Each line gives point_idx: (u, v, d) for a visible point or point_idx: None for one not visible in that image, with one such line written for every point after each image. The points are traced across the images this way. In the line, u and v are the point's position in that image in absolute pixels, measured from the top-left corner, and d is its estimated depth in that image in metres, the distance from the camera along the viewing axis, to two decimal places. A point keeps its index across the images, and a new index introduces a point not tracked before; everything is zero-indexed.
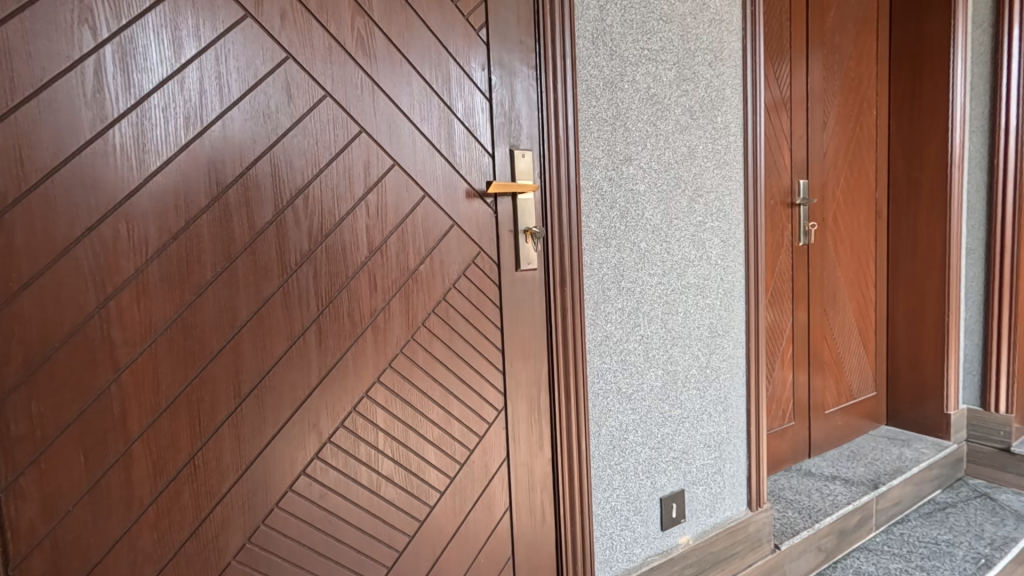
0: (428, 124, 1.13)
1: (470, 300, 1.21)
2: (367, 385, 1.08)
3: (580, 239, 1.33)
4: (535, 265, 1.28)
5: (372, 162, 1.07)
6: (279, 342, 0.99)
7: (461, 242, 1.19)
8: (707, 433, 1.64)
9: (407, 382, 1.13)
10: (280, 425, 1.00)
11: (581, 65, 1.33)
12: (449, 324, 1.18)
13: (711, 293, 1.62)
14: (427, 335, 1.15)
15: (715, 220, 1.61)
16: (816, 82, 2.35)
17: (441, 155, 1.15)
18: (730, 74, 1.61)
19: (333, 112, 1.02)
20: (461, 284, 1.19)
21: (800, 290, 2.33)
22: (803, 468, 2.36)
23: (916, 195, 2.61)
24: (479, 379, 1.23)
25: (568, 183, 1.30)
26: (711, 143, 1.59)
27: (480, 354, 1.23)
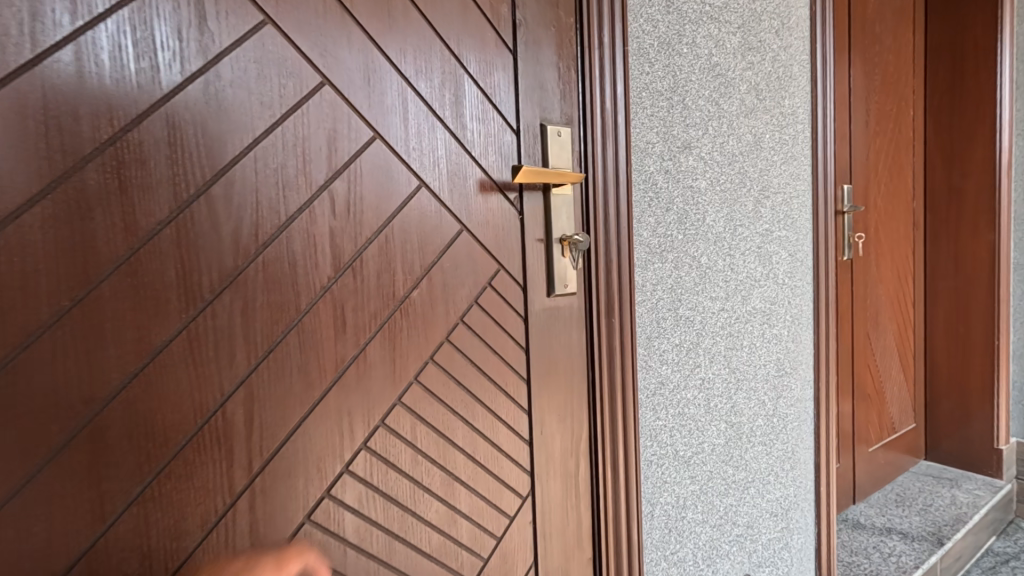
0: (427, 80, 0.76)
1: (485, 339, 0.83)
2: (329, 477, 0.69)
3: (629, 252, 0.97)
4: (573, 288, 0.92)
5: (340, 132, 0.69)
6: (181, 421, 0.59)
7: (473, 255, 0.81)
8: (774, 500, 1.29)
9: (391, 468, 0.74)
10: (181, 559, 0.60)
11: (632, 16, 0.98)
12: (453, 376, 0.80)
13: (779, 321, 1.28)
14: (421, 394, 0.77)
15: (782, 228, 1.27)
16: (858, 75, 2.07)
17: (445, 127, 0.78)
18: (798, 48, 1.30)
19: (277, 47, 0.64)
20: (471, 317, 0.81)
21: (844, 312, 2.02)
22: (850, 519, 2.03)
23: (960, 203, 2.34)
24: (497, 453, 0.85)
25: (614, 176, 0.95)
26: (779, 132, 1.26)
27: (498, 417, 0.85)
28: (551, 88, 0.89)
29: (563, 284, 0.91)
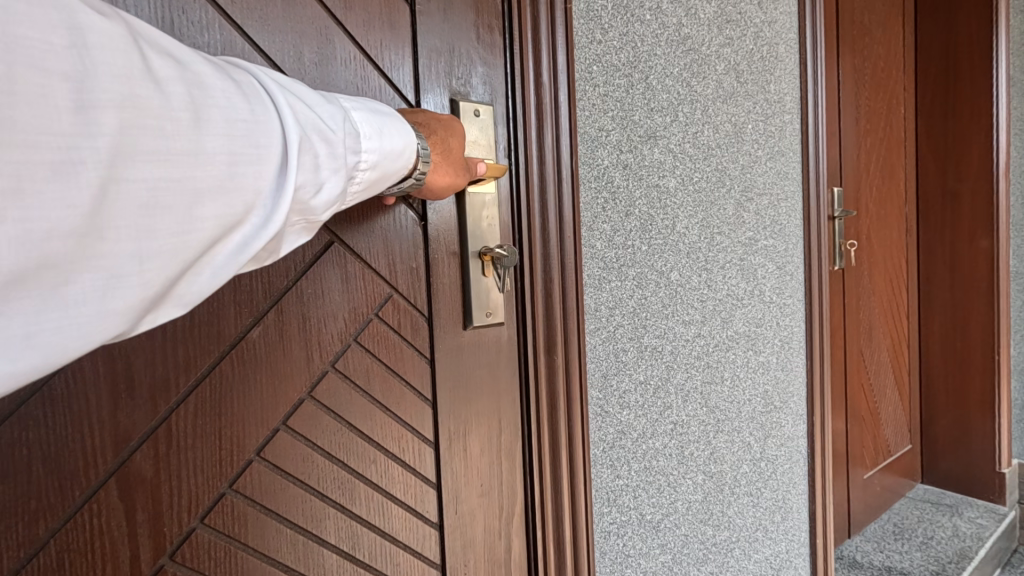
0: (275, 35, 0.58)
1: (364, 390, 0.66)
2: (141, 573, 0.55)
3: (572, 270, 0.78)
4: (497, 314, 0.74)
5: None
6: None
7: (355, 277, 0.64)
8: (762, 560, 1.08)
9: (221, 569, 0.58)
10: None
11: None
12: (314, 446, 0.63)
13: (766, 346, 1.07)
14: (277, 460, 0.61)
15: (769, 236, 1.07)
16: (847, 69, 1.89)
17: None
18: (784, 23, 1.10)
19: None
20: (344, 365, 0.64)
21: (836, 327, 1.83)
22: (846, 556, 1.84)
23: (955, 208, 2.18)
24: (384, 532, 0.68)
25: (549, 173, 0.76)
26: (762, 123, 1.06)
27: (382, 489, 0.68)
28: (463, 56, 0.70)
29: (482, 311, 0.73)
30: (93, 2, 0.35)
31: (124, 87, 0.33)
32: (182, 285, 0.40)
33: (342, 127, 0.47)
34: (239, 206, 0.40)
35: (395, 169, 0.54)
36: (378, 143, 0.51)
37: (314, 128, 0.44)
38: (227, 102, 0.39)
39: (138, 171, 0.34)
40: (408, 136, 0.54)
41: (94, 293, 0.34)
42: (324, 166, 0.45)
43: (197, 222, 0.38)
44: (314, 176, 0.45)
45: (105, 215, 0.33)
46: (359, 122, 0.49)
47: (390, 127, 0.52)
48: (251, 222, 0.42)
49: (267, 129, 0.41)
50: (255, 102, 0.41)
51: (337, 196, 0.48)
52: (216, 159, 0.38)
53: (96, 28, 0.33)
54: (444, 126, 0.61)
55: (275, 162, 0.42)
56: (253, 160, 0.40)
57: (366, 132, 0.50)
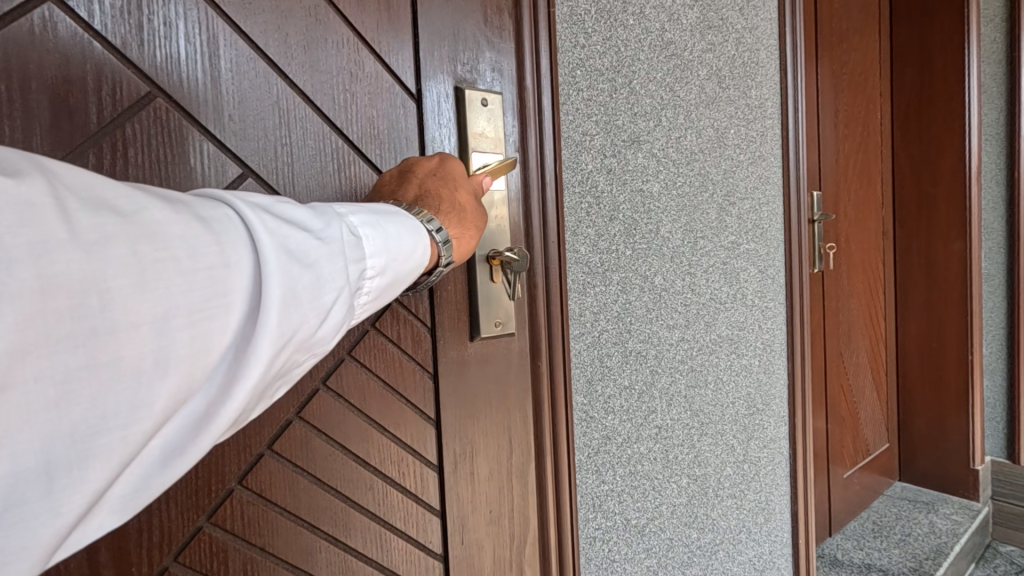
0: (262, 23, 0.60)
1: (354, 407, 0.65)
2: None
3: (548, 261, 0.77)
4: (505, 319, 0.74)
5: (85, 78, 0.52)
6: None
7: None
8: (746, 561, 1.09)
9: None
10: None
11: None
12: (297, 472, 0.62)
13: (749, 349, 1.08)
14: (265, 480, 0.60)
15: (751, 240, 1.08)
16: (825, 74, 1.93)
17: (283, 78, 0.61)
18: (765, 30, 1.11)
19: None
20: (336, 382, 0.64)
21: (817, 328, 1.86)
22: (828, 556, 1.85)
23: (931, 210, 2.23)
24: (375, 558, 0.68)
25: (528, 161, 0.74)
26: (744, 128, 1.07)
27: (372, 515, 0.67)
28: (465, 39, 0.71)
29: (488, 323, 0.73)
30: (6, 162, 0.32)
31: (32, 251, 0.30)
32: (137, 469, 0.37)
33: (337, 242, 0.45)
34: (198, 367, 0.37)
35: (404, 270, 0.53)
36: (378, 251, 0.49)
37: (300, 253, 0.42)
38: (186, 253, 0.36)
39: (58, 359, 0.31)
40: (417, 234, 0.53)
41: (11, 516, 0.30)
42: (318, 295, 0.43)
43: (140, 403, 0.34)
44: (310, 311, 0.42)
45: (11, 426, 0.29)
46: (357, 230, 0.48)
47: (397, 229, 0.51)
48: (211, 382, 0.39)
49: (236, 272, 0.39)
50: (222, 240, 0.39)
51: (342, 320, 0.46)
52: (165, 325, 0.35)
53: (1, 196, 0.30)
54: (440, 177, 0.62)
55: (245, 304, 0.39)
56: (217, 312, 0.37)
57: (369, 244, 0.48)
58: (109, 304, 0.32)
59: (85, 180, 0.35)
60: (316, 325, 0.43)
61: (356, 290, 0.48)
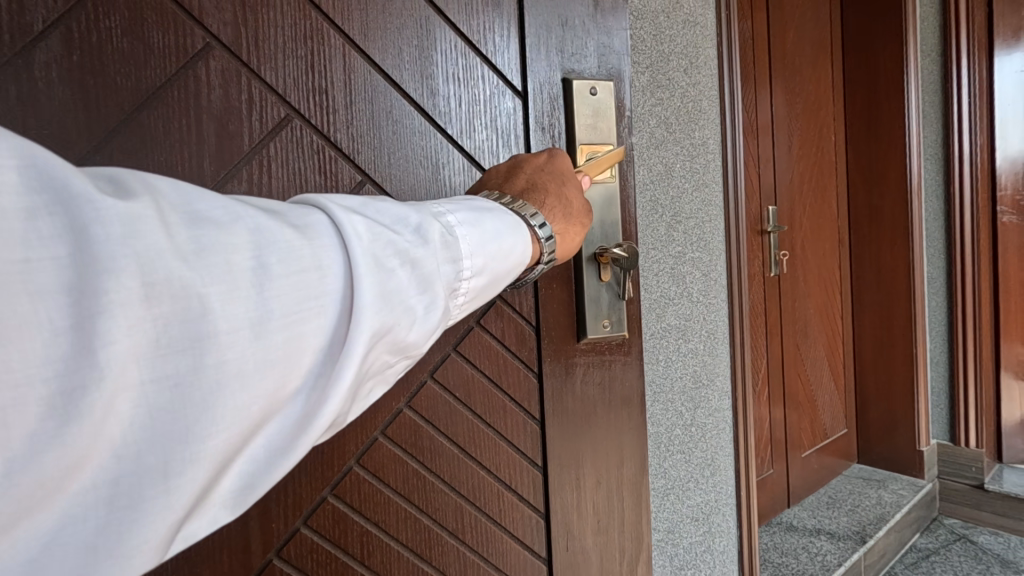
0: (384, 55, 0.85)
1: (454, 398, 0.92)
2: (255, 563, 0.80)
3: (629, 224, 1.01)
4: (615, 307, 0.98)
5: (244, 114, 0.78)
6: None
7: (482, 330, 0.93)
8: (695, 506, 1.37)
9: (321, 564, 0.84)
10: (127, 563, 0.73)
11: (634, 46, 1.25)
12: (406, 456, 0.90)
13: (695, 337, 1.37)
14: (380, 455, 0.88)
15: (695, 250, 1.37)
16: (780, 102, 2.23)
17: (399, 92, 0.87)
18: (706, 84, 1.41)
19: (168, 26, 0.73)
20: (446, 386, 0.91)
21: (773, 323, 2.15)
22: (784, 522, 2.13)
23: (879, 221, 2.52)
24: (471, 540, 0.95)
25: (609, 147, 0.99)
26: (689, 162, 1.36)
27: (471, 501, 0.94)
28: (561, 43, 0.96)
29: (599, 324, 0.98)
30: (125, 184, 0.37)
31: (140, 246, 0.34)
32: (246, 468, 0.42)
33: (431, 246, 0.50)
34: (291, 368, 0.41)
35: (499, 269, 0.58)
36: (472, 249, 0.54)
37: (392, 256, 0.46)
38: (283, 258, 0.41)
39: (168, 364, 0.35)
40: (500, 236, 0.58)
41: (125, 496, 0.34)
42: (407, 299, 0.47)
43: (240, 402, 0.38)
44: (402, 314, 0.47)
45: (125, 426, 0.34)
46: (452, 231, 0.53)
47: (482, 235, 0.56)
48: (309, 384, 0.43)
49: (330, 277, 0.43)
50: (315, 245, 0.43)
51: (431, 323, 0.50)
52: (262, 330, 0.39)
53: (109, 210, 0.34)
54: (549, 176, 0.75)
55: (337, 306, 0.43)
56: (310, 314, 0.41)
57: (458, 248, 0.53)
58: (210, 311, 0.36)
59: (187, 194, 0.39)
60: (409, 327, 0.48)
61: (451, 289, 0.53)
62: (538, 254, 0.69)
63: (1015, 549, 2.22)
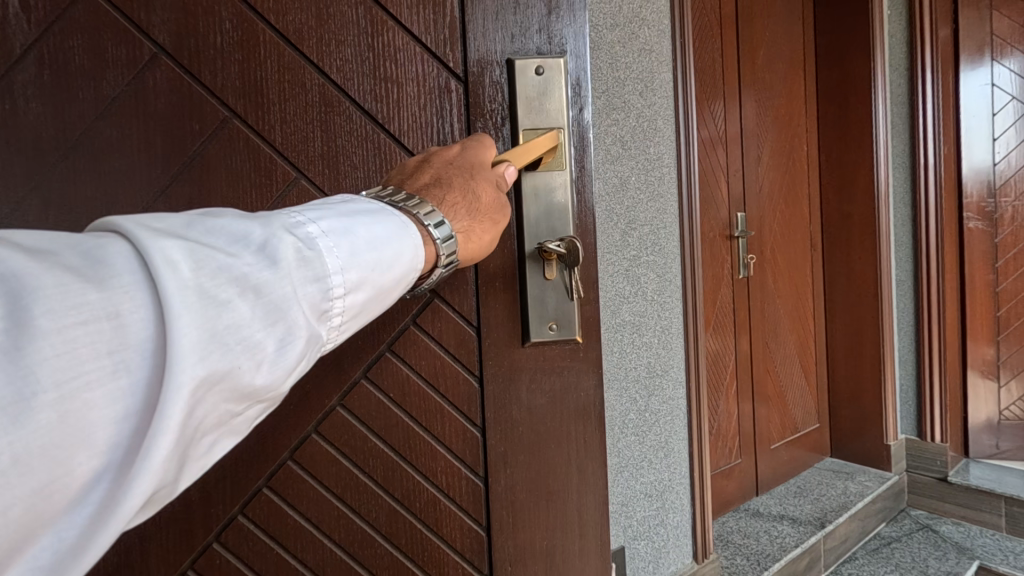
0: (312, 40, 0.74)
1: (389, 397, 0.78)
2: (193, 548, 0.78)
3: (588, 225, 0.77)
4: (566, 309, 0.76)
5: (187, 119, 0.74)
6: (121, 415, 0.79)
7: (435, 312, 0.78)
8: (648, 483, 1.52)
9: (259, 552, 0.79)
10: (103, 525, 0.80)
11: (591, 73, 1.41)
12: (335, 453, 0.79)
13: (649, 331, 1.53)
14: (313, 449, 0.79)
15: (650, 254, 1.53)
16: (750, 114, 2.39)
17: (323, 75, 0.75)
18: (662, 105, 1.57)
19: (118, 40, 0.71)
20: (377, 379, 0.78)
21: (741, 321, 2.30)
22: (751, 508, 2.28)
23: (849, 226, 2.66)
24: (416, 554, 0.80)
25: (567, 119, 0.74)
26: (644, 175, 1.52)
27: (411, 511, 0.80)
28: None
29: (543, 326, 0.76)
30: None
31: None
32: None
33: (283, 263, 0.41)
34: (68, 448, 0.30)
35: (382, 280, 0.49)
36: (341, 262, 0.45)
37: (225, 282, 0.37)
38: (61, 308, 0.31)
39: None
40: (384, 242, 0.50)
41: None
42: (247, 334, 0.37)
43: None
44: (242, 354, 0.37)
45: None
46: (312, 243, 0.44)
47: (359, 240, 0.47)
48: (103, 464, 0.32)
49: (131, 325, 0.33)
50: (106, 289, 0.33)
51: (291, 360, 0.41)
52: (21, 403, 0.29)
53: None
54: (459, 168, 0.65)
55: (146, 360, 0.34)
56: (99, 372, 0.32)
57: (326, 261, 0.44)
58: None
59: None
60: (257, 367, 0.38)
61: (319, 313, 0.43)
62: (434, 258, 0.59)
63: (974, 538, 2.34)
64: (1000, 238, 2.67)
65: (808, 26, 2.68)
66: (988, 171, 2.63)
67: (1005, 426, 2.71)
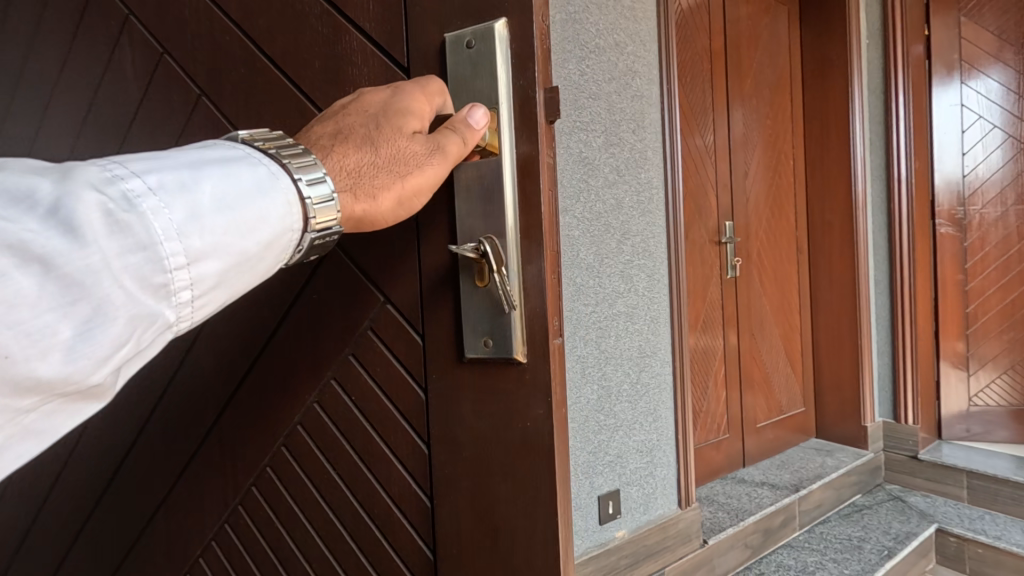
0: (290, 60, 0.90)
1: (350, 397, 0.88)
2: (243, 484, 1.04)
3: (543, 218, 0.68)
4: (499, 319, 0.70)
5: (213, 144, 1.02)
6: (204, 374, 1.06)
7: (390, 320, 0.83)
8: (639, 441, 1.91)
9: (276, 501, 1.00)
10: (196, 450, 1.10)
11: (589, 115, 1.79)
12: (317, 448, 0.93)
13: (641, 319, 1.92)
14: (309, 426, 0.94)
15: (641, 258, 1.92)
16: (737, 130, 2.75)
17: (296, 87, 0.89)
18: (651, 139, 1.96)
19: (178, 89, 1.06)
20: (342, 377, 0.88)
21: (729, 317, 2.68)
22: (737, 476, 2.64)
23: (831, 233, 2.99)
24: (366, 543, 0.88)
25: (511, 104, 0.69)
26: (636, 196, 1.92)
27: (364, 505, 0.88)
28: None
29: (478, 340, 0.73)
30: None
31: None
32: None
33: (87, 235, 0.41)
34: None
35: (239, 249, 0.50)
36: (177, 228, 0.46)
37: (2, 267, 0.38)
38: None
39: None
40: (238, 211, 0.50)
41: None
42: (25, 319, 0.38)
43: None
44: (21, 340, 0.38)
45: None
46: (136, 207, 0.44)
47: (204, 210, 0.47)
48: None
49: None
50: None
51: (97, 347, 0.41)
52: None
53: None
54: (357, 131, 0.64)
55: None
56: None
57: (155, 234, 0.44)
58: None
59: None
60: (46, 354, 0.39)
61: (150, 289, 0.44)
62: (306, 217, 0.55)
63: (937, 507, 2.66)
64: (968, 243, 2.99)
65: (794, 53, 3.02)
66: (957, 181, 2.95)
67: (975, 412, 3.01)
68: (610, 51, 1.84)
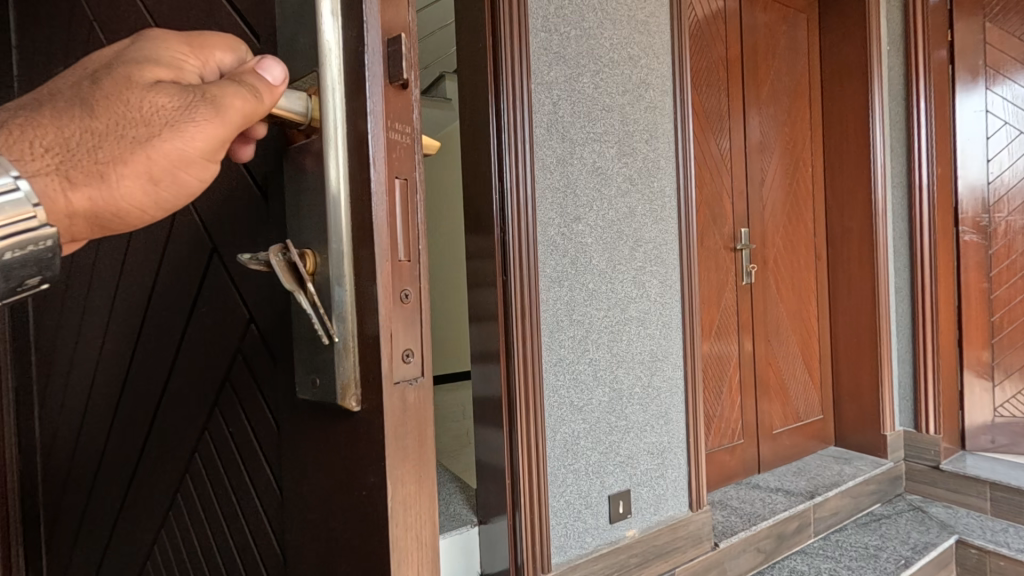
0: None
1: (229, 423, 0.72)
2: (155, 520, 0.89)
3: (383, 220, 0.47)
4: (327, 351, 0.50)
5: None
6: (122, 390, 0.95)
7: (257, 334, 0.67)
8: (650, 442, 1.96)
9: (179, 543, 0.85)
10: (116, 478, 0.96)
11: (600, 126, 1.85)
12: (209, 483, 0.78)
13: (652, 324, 1.97)
14: (199, 456, 0.79)
15: (653, 264, 1.98)
16: (754, 137, 2.77)
17: None
18: (664, 148, 2.02)
19: None
20: (224, 398, 0.73)
21: (744, 322, 2.70)
22: (752, 482, 2.66)
23: (850, 239, 2.97)
24: None
25: (340, 64, 0.48)
26: (649, 204, 1.97)
27: (243, 556, 0.72)
28: None
29: (310, 376, 0.53)
30: None
31: None
32: None
33: None
34: None
35: None
36: None
37: None
38: None
39: None
40: None
41: None
42: None
43: None
44: None
45: None
46: None
47: None
48: None
49: None
50: None
51: None
52: None
53: None
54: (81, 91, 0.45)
55: None
56: None
57: None
58: None
59: None
60: None
61: None
62: None
63: (959, 519, 2.62)
64: (993, 250, 2.95)
65: (813, 60, 3.03)
66: (982, 187, 2.91)
67: (999, 423, 2.96)
68: (623, 65, 1.91)
